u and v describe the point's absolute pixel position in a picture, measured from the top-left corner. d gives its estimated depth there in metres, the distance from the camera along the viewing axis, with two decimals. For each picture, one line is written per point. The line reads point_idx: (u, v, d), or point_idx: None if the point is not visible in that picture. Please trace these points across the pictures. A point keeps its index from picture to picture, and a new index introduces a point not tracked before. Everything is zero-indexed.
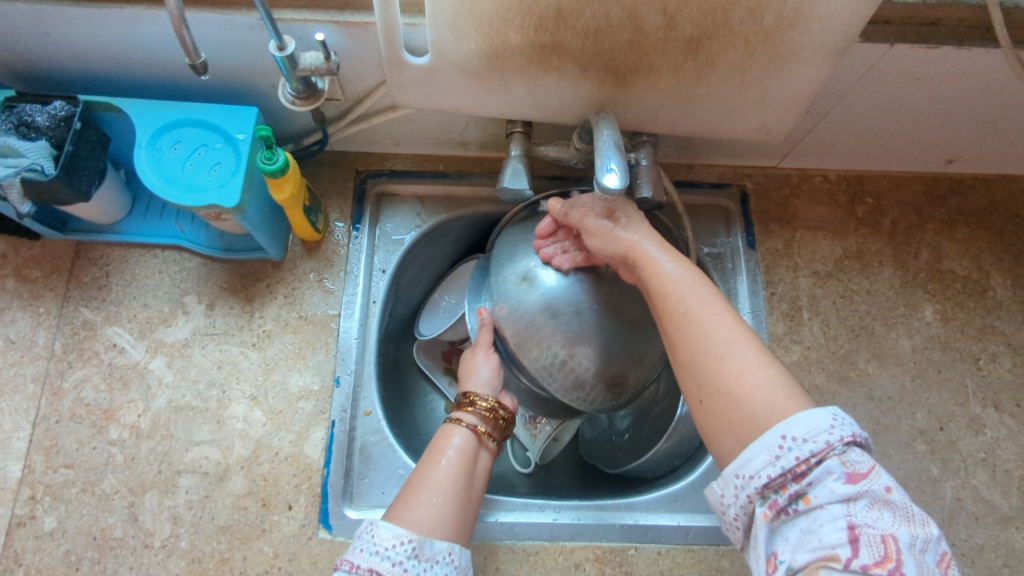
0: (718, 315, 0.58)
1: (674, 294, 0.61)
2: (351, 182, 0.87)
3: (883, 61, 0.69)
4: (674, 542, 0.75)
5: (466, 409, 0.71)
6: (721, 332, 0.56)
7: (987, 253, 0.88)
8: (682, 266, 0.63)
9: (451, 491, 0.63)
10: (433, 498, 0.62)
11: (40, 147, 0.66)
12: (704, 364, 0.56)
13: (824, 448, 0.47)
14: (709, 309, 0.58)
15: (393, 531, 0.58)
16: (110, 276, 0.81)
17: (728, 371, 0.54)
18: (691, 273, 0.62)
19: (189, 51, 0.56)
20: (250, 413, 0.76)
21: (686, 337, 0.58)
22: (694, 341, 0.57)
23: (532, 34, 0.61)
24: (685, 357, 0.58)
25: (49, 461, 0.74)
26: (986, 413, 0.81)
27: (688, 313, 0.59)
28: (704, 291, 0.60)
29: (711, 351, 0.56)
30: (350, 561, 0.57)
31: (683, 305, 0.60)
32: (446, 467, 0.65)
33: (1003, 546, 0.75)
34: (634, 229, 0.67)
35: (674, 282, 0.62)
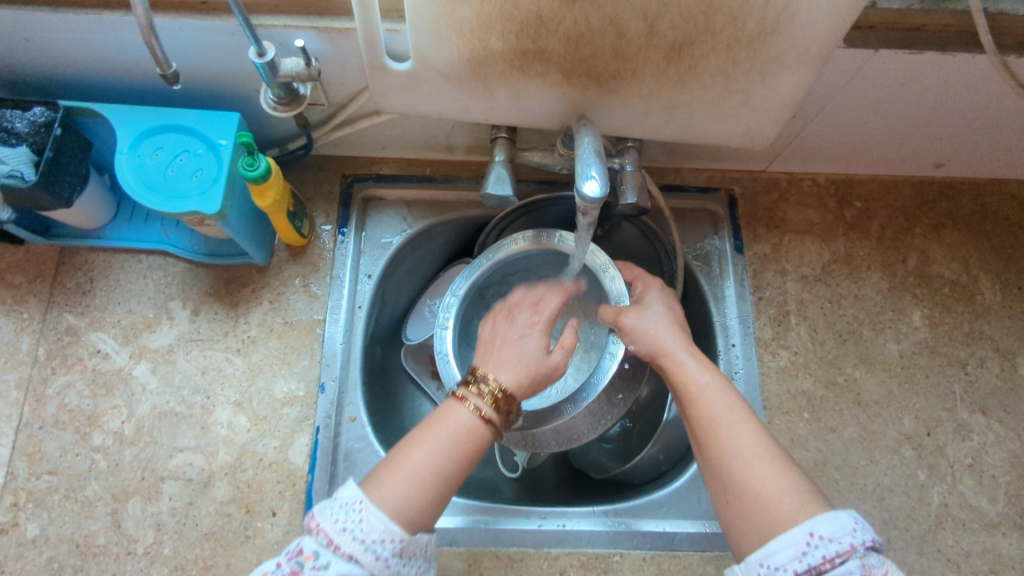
0: (741, 426, 0.59)
1: (699, 399, 0.62)
2: (336, 186, 0.87)
3: (868, 66, 0.68)
4: (659, 548, 0.74)
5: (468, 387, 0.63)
6: (746, 442, 0.58)
7: (975, 257, 0.87)
8: (707, 370, 0.64)
9: (441, 481, 0.58)
10: (423, 487, 0.57)
11: (20, 153, 0.66)
12: (727, 472, 0.58)
13: (848, 549, 0.50)
14: (735, 418, 0.60)
15: (384, 523, 0.54)
16: (94, 281, 0.81)
17: (754, 479, 0.56)
18: (717, 377, 0.63)
19: (160, 62, 0.56)
20: (234, 419, 0.76)
21: (710, 445, 0.59)
22: (720, 450, 0.59)
23: (513, 41, 0.61)
24: (714, 464, 0.59)
25: (31, 468, 0.74)
26: (974, 419, 0.80)
27: (715, 418, 0.60)
28: (728, 395, 0.62)
29: (736, 458, 0.57)
30: (329, 539, 0.53)
31: (708, 412, 0.61)
32: (434, 451, 0.59)
33: (989, 552, 0.75)
34: (658, 326, 0.69)
35: (701, 388, 0.62)
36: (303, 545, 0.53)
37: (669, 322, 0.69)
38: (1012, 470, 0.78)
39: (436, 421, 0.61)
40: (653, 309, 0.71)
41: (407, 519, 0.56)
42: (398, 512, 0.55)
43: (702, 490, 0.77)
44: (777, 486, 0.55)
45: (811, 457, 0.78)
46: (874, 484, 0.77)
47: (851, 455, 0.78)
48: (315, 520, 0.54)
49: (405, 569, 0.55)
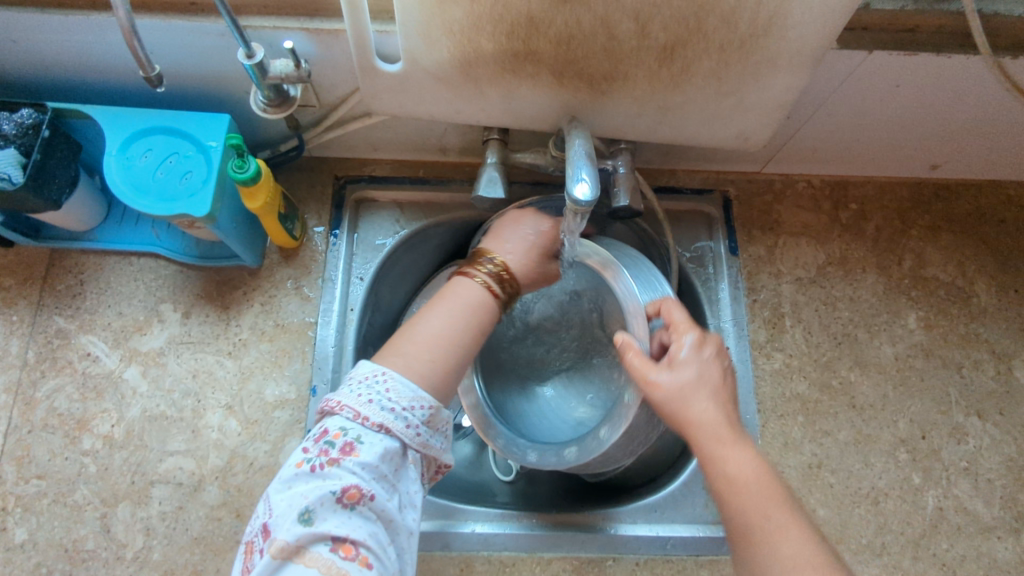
0: (786, 535, 0.52)
1: (738, 496, 0.54)
2: (329, 188, 0.86)
3: (862, 67, 0.68)
4: (653, 552, 0.74)
5: (472, 266, 0.69)
6: (790, 555, 0.51)
7: (971, 259, 0.87)
8: (749, 457, 0.55)
9: (453, 342, 0.62)
10: (437, 347, 0.61)
11: (8, 156, 0.66)
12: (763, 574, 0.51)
13: None
14: (777, 525, 0.52)
15: (412, 392, 0.57)
16: (84, 284, 0.81)
17: None
18: (760, 470, 0.55)
19: (143, 64, 0.55)
20: (225, 423, 0.76)
21: (748, 549, 0.52)
22: (757, 555, 0.52)
23: (504, 42, 0.60)
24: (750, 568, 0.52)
25: (20, 472, 0.73)
26: (969, 422, 0.80)
27: (757, 522, 0.52)
28: (771, 493, 0.54)
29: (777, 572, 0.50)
30: (357, 413, 0.54)
31: (749, 510, 0.53)
32: (443, 319, 0.63)
33: (985, 556, 0.74)
34: (699, 400, 0.58)
35: (741, 482, 0.54)
36: (328, 424, 0.54)
37: (698, 392, 0.59)
38: (1007, 473, 0.78)
39: (444, 292, 0.66)
40: (687, 377, 0.59)
41: (427, 378, 0.59)
42: (415, 372, 0.59)
43: (696, 493, 0.77)
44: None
45: (805, 461, 0.78)
46: (869, 487, 0.77)
47: (846, 458, 0.78)
48: (337, 400, 0.55)
49: (430, 439, 0.57)
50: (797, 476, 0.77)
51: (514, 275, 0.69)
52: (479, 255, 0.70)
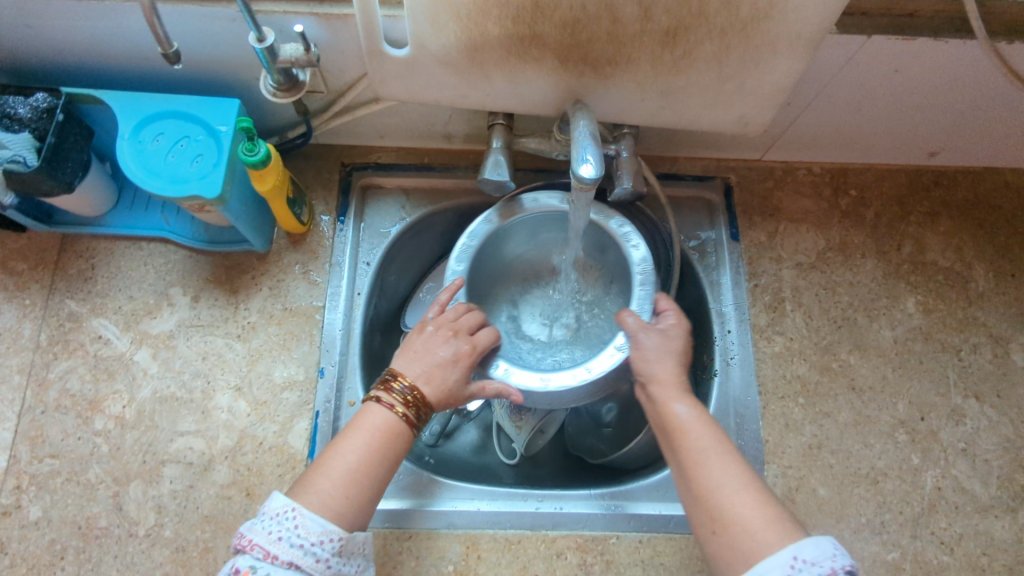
0: (724, 458, 0.60)
1: (687, 432, 0.62)
2: (336, 174, 0.87)
3: (861, 52, 0.69)
4: (655, 531, 0.74)
5: (383, 386, 0.64)
6: (729, 477, 0.59)
7: (969, 244, 0.88)
8: (694, 405, 0.64)
9: (370, 475, 0.60)
10: (353, 482, 0.59)
11: (24, 139, 0.68)
12: (711, 501, 0.58)
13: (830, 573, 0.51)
14: (717, 450, 0.61)
15: (321, 525, 0.56)
16: (96, 268, 0.82)
17: (741, 510, 0.56)
18: (703, 414, 0.64)
19: (161, 42, 0.59)
20: (234, 404, 0.77)
21: (697, 478, 0.60)
22: (707, 480, 0.59)
23: (510, 26, 0.62)
24: (701, 498, 0.59)
25: (34, 451, 0.74)
26: (967, 404, 0.81)
27: (705, 452, 0.61)
28: (712, 432, 0.62)
29: (722, 489, 0.58)
30: (268, 552, 0.54)
31: (696, 443, 0.61)
32: (360, 453, 0.61)
33: (982, 534, 0.75)
34: (663, 360, 0.67)
35: (686, 423, 0.63)
36: (238, 563, 0.54)
37: (668, 353, 0.68)
38: (1004, 454, 0.79)
39: (358, 422, 0.63)
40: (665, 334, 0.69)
41: (343, 513, 0.58)
42: (330, 510, 0.58)
43: None
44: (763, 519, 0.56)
45: (805, 442, 0.79)
46: (868, 468, 0.78)
47: (845, 439, 0.79)
48: (249, 537, 0.55)
49: (343, 567, 0.57)
50: (797, 456, 0.78)
51: (428, 399, 0.64)
52: (391, 374, 0.65)
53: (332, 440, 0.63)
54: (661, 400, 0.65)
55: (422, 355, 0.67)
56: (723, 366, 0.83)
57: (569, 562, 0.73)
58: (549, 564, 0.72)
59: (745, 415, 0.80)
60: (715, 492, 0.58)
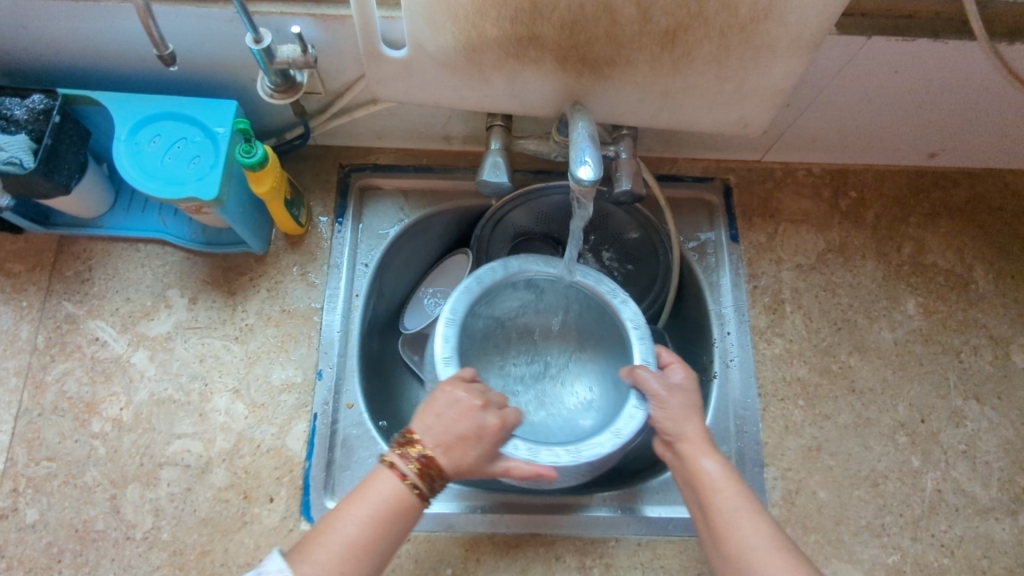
0: (755, 520, 0.60)
1: (715, 491, 0.62)
2: (334, 176, 0.87)
3: (861, 54, 0.69)
4: (655, 533, 0.74)
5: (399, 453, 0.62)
6: (759, 539, 0.59)
7: (969, 245, 0.88)
8: (720, 461, 0.64)
9: (368, 551, 0.58)
10: (350, 557, 0.57)
11: (20, 141, 0.67)
12: (744, 562, 0.58)
13: None
14: (746, 511, 0.61)
15: None
16: (93, 270, 0.82)
17: (774, 573, 0.57)
18: (730, 470, 0.64)
19: (156, 43, 0.59)
20: (232, 406, 0.77)
21: (728, 538, 0.60)
22: (738, 541, 0.59)
23: (508, 27, 0.61)
24: (733, 557, 0.59)
25: (31, 454, 0.74)
26: (967, 406, 0.81)
27: (735, 512, 0.61)
28: (740, 490, 0.62)
29: (755, 551, 0.58)
30: None
31: (727, 501, 0.61)
32: (362, 525, 0.59)
33: (983, 537, 0.75)
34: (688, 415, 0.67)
35: (715, 481, 0.63)
36: None
37: (692, 410, 0.68)
38: (1005, 456, 0.79)
39: (364, 489, 0.61)
40: (683, 391, 0.69)
41: None
42: None
43: None
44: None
45: (805, 444, 0.78)
46: (868, 470, 0.78)
47: (846, 441, 0.79)
48: None
49: None
50: (797, 459, 0.78)
51: (444, 471, 0.62)
52: (406, 439, 0.63)
53: (337, 505, 0.61)
54: (690, 456, 0.65)
55: (443, 418, 0.63)
56: (723, 367, 0.82)
57: (569, 565, 0.72)
58: (548, 567, 0.72)
59: (745, 417, 0.80)
60: (748, 553, 0.58)
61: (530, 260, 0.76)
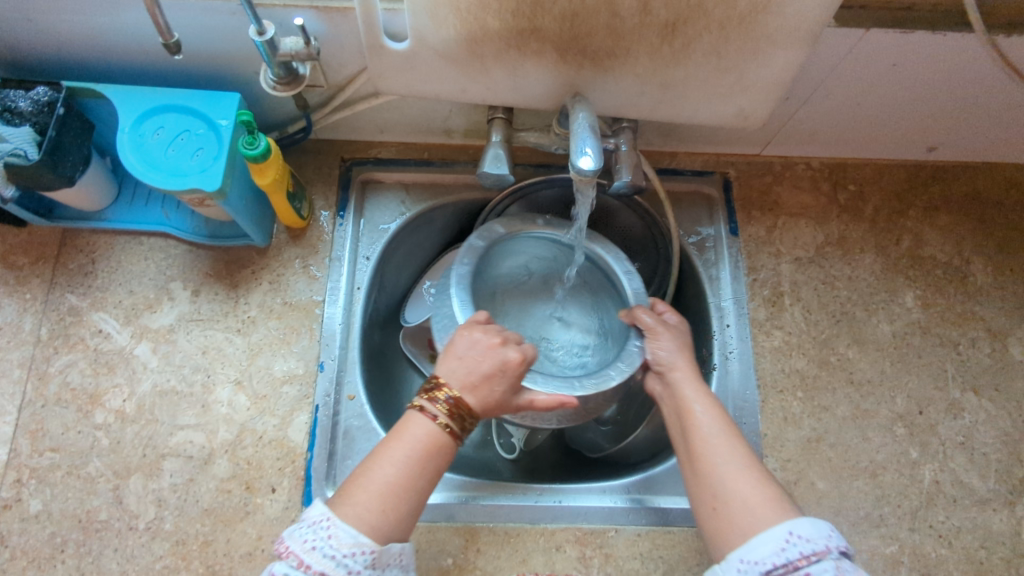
0: (731, 443, 0.63)
1: (695, 415, 0.65)
2: (336, 169, 0.88)
3: (859, 46, 0.69)
4: (654, 524, 0.75)
5: (427, 395, 0.64)
6: (732, 457, 0.61)
7: (967, 239, 0.88)
8: (703, 389, 0.68)
9: (407, 490, 0.59)
10: (390, 495, 0.59)
11: (24, 133, 0.68)
12: (716, 476, 0.61)
13: (823, 549, 0.53)
14: (722, 434, 0.63)
15: (354, 537, 0.56)
16: (96, 263, 0.82)
17: (743, 486, 0.59)
18: (711, 398, 0.67)
19: (162, 31, 0.60)
20: (234, 398, 0.77)
21: (703, 456, 0.62)
22: (712, 460, 0.62)
23: (510, 19, 0.62)
24: (702, 474, 0.62)
25: (34, 445, 0.75)
26: (965, 398, 0.81)
27: (714, 437, 0.63)
28: (720, 417, 0.65)
29: (727, 467, 0.61)
30: (301, 561, 0.54)
31: (705, 425, 0.64)
32: (400, 466, 0.60)
33: (980, 527, 0.76)
34: (674, 348, 0.71)
35: (694, 405, 0.66)
36: (274, 569, 0.54)
37: (683, 346, 0.72)
38: (1002, 448, 0.79)
39: (398, 433, 0.62)
40: (677, 329, 0.73)
41: (378, 526, 0.57)
42: (364, 521, 0.57)
43: None
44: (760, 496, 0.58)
45: (804, 435, 0.79)
46: (867, 462, 0.78)
47: (844, 432, 0.79)
48: (285, 544, 0.55)
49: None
50: (796, 450, 0.78)
51: (474, 410, 0.64)
52: (433, 381, 0.65)
53: (374, 449, 0.62)
54: (678, 384, 0.69)
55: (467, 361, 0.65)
56: (721, 360, 0.83)
57: (569, 555, 0.73)
58: (549, 557, 0.73)
59: (744, 409, 0.80)
60: (718, 469, 0.61)
61: (531, 219, 0.79)
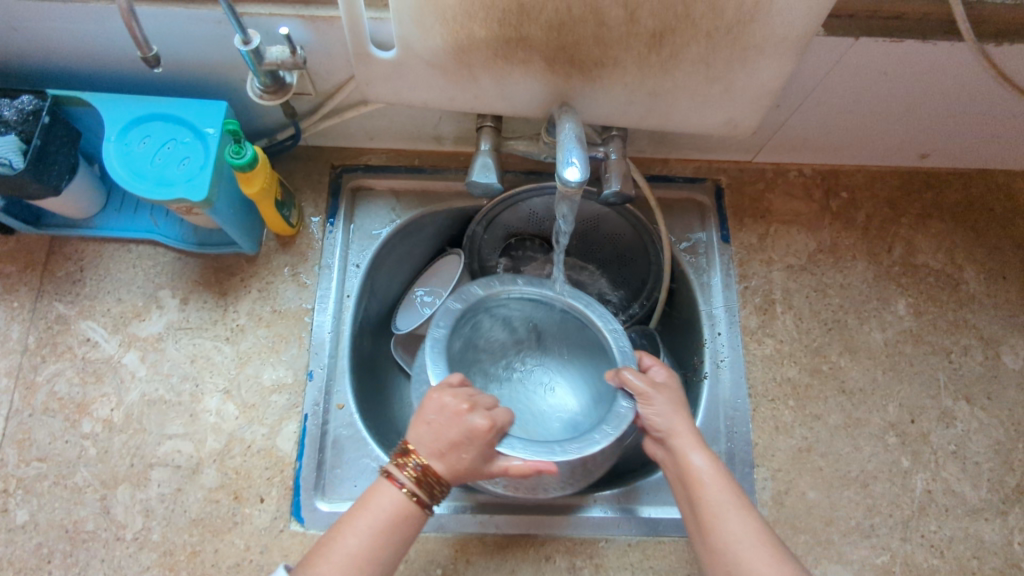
0: (741, 515, 0.62)
1: (702, 484, 0.64)
2: (326, 176, 0.87)
3: (849, 55, 0.69)
4: (644, 534, 0.74)
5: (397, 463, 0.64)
6: (744, 535, 0.60)
7: (960, 246, 0.88)
8: (708, 455, 0.66)
9: (370, 561, 0.60)
10: (352, 567, 0.59)
11: (9, 142, 0.67)
12: (729, 554, 0.60)
13: None
14: (732, 507, 0.62)
15: None
16: (84, 271, 0.82)
17: (757, 566, 0.59)
18: (718, 464, 0.65)
19: (140, 45, 0.59)
20: (222, 407, 0.77)
21: (713, 530, 0.62)
22: (725, 536, 0.61)
23: (496, 28, 0.62)
24: (716, 549, 0.61)
25: (21, 455, 0.74)
26: (957, 406, 0.81)
27: (723, 508, 0.62)
28: (728, 485, 0.64)
29: (740, 544, 0.60)
30: None
31: (714, 495, 0.63)
32: (365, 537, 0.61)
33: (972, 537, 0.75)
34: (671, 409, 0.69)
35: (700, 474, 0.64)
36: None
37: (681, 407, 0.70)
38: (994, 456, 0.79)
39: (365, 500, 0.63)
40: (669, 388, 0.71)
41: None
42: None
43: None
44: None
45: (795, 444, 0.78)
46: (858, 471, 0.78)
47: (835, 441, 0.79)
48: None
49: None
50: (787, 459, 0.78)
51: (441, 476, 0.63)
52: (401, 449, 0.65)
53: (343, 517, 0.63)
54: (680, 450, 0.66)
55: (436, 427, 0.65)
56: (713, 368, 0.83)
57: (559, 566, 0.72)
58: (538, 567, 0.72)
59: (735, 418, 0.80)
60: (732, 545, 0.60)
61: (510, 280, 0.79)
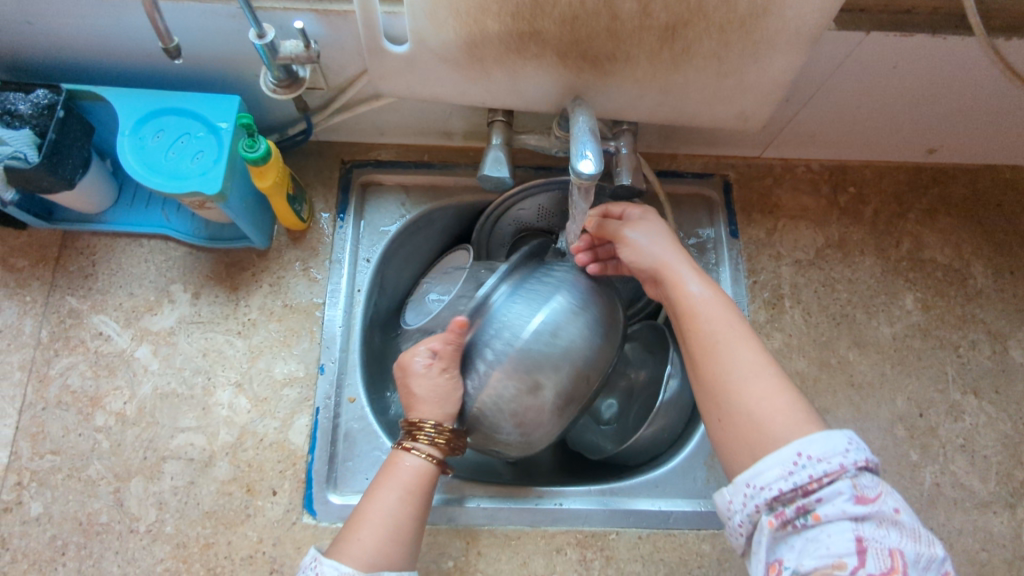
0: (739, 341, 0.60)
1: (698, 312, 0.63)
2: (336, 172, 0.88)
3: (859, 49, 0.69)
4: (655, 526, 0.75)
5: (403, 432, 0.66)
6: (741, 358, 0.59)
7: (967, 242, 0.88)
8: (707, 286, 0.65)
9: (392, 523, 0.61)
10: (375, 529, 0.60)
11: (23, 135, 0.68)
12: (723, 385, 0.58)
13: (837, 469, 0.51)
14: (729, 335, 0.61)
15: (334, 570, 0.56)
16: (96, 265, 0.82)
17: (751, 395, 0.57)
18: (717, 296, 0.64)
19: (161, 35, 0.60)
20: (235, 400, 0.77)
21: (709, 358, 0.60)
22: (717, 361, 0.59)
23: (509, 22, 0.62)
24: (712, 376, 0.59)
25: (35, 447, 0.75)
26: (965, 400, 0.81)
27: (719, 336, 0.61)
28: (726, 312, 0.63)
29: (734, 371, 0.58)
30: None
31: (708, 326, 0.62)
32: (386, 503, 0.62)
33: (980, 530, 0.76)
34: (665, 246, 0.70)
35: (696, 301, 0.64)
36: None
37: (663, 241, 0.70)
38: (1003, 450, 0.79)
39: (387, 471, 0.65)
40: (654, 222, 0.72)
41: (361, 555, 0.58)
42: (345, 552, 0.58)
43: (698, 469, 0.78)
44: (773, 405, 0.55)
45: None
46: None
47: None
48: None
49: None
50: None
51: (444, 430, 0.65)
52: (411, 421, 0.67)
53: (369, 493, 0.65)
54: (675, 281, 0.66)
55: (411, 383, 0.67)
56: None
57: (570, 558, 0.73)
58: (549, 560, 0.73)
59: None
60: (728, 375, 0.58)
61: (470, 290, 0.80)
